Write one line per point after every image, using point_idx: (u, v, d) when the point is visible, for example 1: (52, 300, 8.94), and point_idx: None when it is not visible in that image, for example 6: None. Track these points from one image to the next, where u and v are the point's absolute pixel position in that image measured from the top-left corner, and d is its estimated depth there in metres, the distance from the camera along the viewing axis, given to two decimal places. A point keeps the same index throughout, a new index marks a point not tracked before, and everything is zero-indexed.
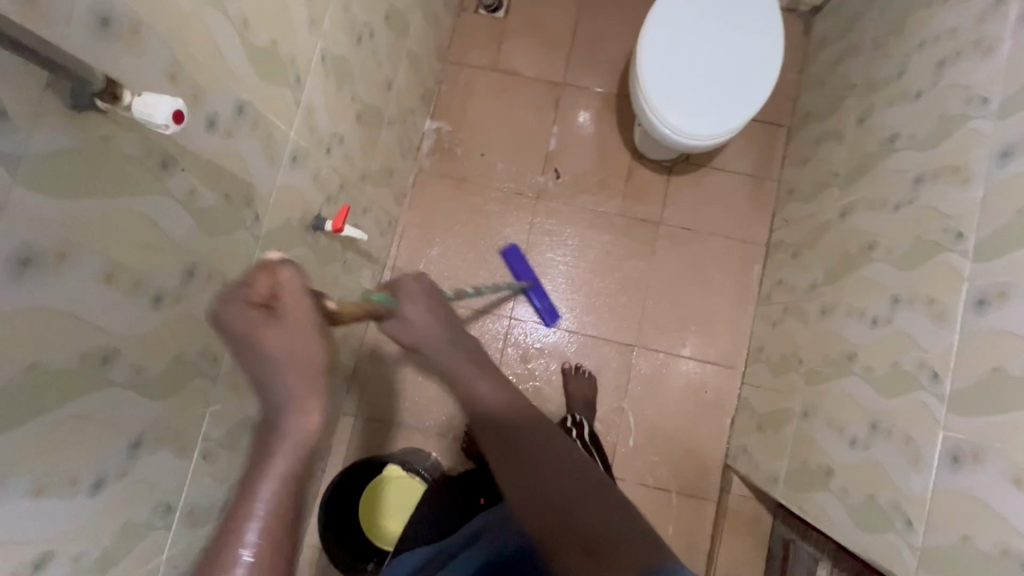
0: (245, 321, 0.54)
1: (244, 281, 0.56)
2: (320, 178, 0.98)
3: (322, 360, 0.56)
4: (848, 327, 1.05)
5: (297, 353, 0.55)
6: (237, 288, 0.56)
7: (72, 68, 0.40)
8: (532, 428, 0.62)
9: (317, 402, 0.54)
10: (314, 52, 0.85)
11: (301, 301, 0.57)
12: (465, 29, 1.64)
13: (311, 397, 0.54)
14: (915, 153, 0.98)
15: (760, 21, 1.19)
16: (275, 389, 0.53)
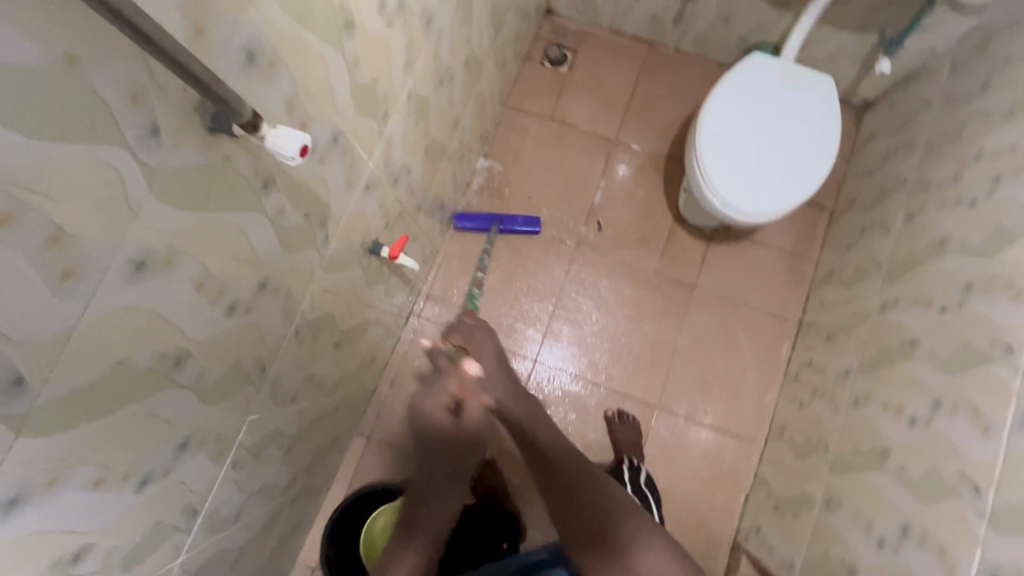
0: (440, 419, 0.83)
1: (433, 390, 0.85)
2: (384, 206, 1.02)
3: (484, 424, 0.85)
4: (882, 422, 1.04)
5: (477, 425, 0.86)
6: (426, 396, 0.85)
7: (231, 101, 0.44)
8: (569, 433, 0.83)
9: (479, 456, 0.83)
10: (403, 91, 0.90)
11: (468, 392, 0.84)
12: (528, 78, 1.71)
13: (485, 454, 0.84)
14: (965, 260, 0.99)
15: (820, 111, 1.23)
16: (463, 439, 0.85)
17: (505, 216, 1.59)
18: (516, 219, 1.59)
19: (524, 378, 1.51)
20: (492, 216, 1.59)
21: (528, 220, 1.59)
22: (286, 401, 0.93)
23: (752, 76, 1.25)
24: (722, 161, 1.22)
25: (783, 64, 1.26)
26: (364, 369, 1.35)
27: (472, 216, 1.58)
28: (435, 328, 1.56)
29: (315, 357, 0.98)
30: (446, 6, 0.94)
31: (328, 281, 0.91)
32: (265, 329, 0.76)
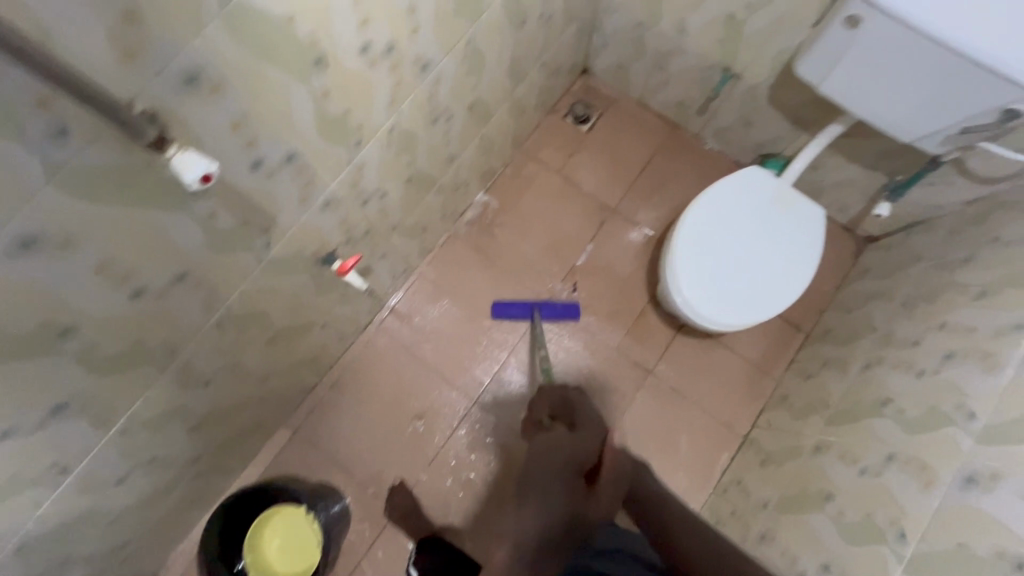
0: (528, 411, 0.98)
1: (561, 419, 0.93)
2: (347, 222, 1.05)
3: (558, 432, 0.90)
4: (777, 568, 1.01)
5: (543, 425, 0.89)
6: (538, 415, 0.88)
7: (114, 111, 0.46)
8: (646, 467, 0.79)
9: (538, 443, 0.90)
10: (383, 125, 0.93)
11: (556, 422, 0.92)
12: (547, 128, 1.75)
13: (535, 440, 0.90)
14: (898, 428, 0.97)
15: (802, 238, 1.22)
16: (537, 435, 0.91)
17: (545, 304, 1.57)
18: (555, 309, 1.56)
19: (460, 416, 1.54)
20: (530, 307, 1.57)
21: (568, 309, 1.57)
22: (196, 384, 0.95)
23: (743, 187, 1.25)
24: (694, 260, 1.22)
25: (778, 183, 1.25)
26: (304, 366, 1.38)
27: (509, 311, 1.56)
28: (390, 343, 1.58)
29: (240, 349, 1.01)
30: (450, 55, 0.97)
31: (266, 283, 0.93)
32: (178, 317, 0.78)
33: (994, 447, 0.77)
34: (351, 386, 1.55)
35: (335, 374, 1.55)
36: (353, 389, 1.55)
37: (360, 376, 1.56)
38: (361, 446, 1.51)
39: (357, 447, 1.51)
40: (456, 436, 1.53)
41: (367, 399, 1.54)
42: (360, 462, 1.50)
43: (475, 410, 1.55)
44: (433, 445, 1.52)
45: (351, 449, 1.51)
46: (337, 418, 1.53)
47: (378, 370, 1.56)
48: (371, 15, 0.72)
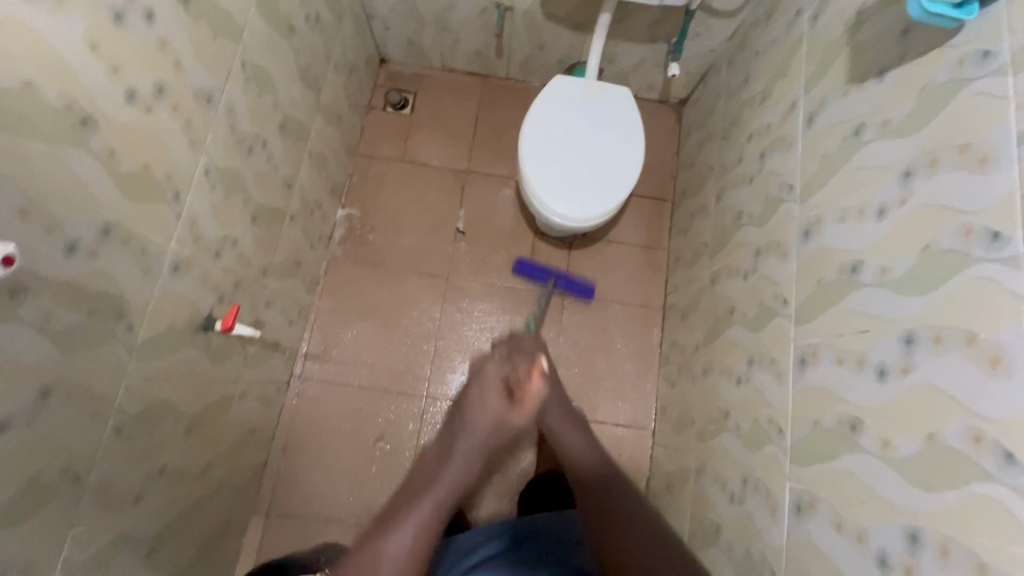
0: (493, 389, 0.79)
1: (511, 362, 0.82)
2: (208, 280, 1.02)
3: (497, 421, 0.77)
4: (722, 385, 1.15)
5: (494, 422, 0.77)
6: (503, 363, 0.82)
7: None
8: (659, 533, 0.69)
9: (490, 411, 0.77)
10: (196, 168, 0.91)
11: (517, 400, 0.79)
12: (372, 126, 1.77)
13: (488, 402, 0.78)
14: (755, 228, 1.13)
15: (622, 118, 1.36)
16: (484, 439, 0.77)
17: (563, 274, 1.63)
18: (574, 282, 1.63)
19: (419, 417, 1.54)
20: (553, 272, 1.63)
21: (584, 287, 1.63)
22: (128, 502, 0.89)
23: (557, 97, 1.36)
24: (545, 176, 1.31)
25: (582, 82, 1.38)
26: (241, 446, 1.31)
27: (531, 271, 1.63)
28: (320, 386, 1.54)
29: (159, 450, 0.95)
30: (231, 81, 0.96)
31: (151, 370, 0.89)
32: (67, 436, 0.73)
33: (810, 201, 0.93)
34: (303, 445, 1.50)
35: (282, 441, 1.50)
36: (305, 447, 1.50)
37: (306, 431, 1.51)
38: (341, 492, 1.48)
39: (336, 495, 1.48)
40: (423, 436, 1.53)
41: (323, 446, 1.51)
42: (345, 507, 1.47)
43: (430, 405, 1.56)
44: (406, 456, 1.51)
45: (331, 500, 1.47)
46: (304, 481, 1.48)
47: (321, 417, 1.52)
48: (120, 62, 0.71)
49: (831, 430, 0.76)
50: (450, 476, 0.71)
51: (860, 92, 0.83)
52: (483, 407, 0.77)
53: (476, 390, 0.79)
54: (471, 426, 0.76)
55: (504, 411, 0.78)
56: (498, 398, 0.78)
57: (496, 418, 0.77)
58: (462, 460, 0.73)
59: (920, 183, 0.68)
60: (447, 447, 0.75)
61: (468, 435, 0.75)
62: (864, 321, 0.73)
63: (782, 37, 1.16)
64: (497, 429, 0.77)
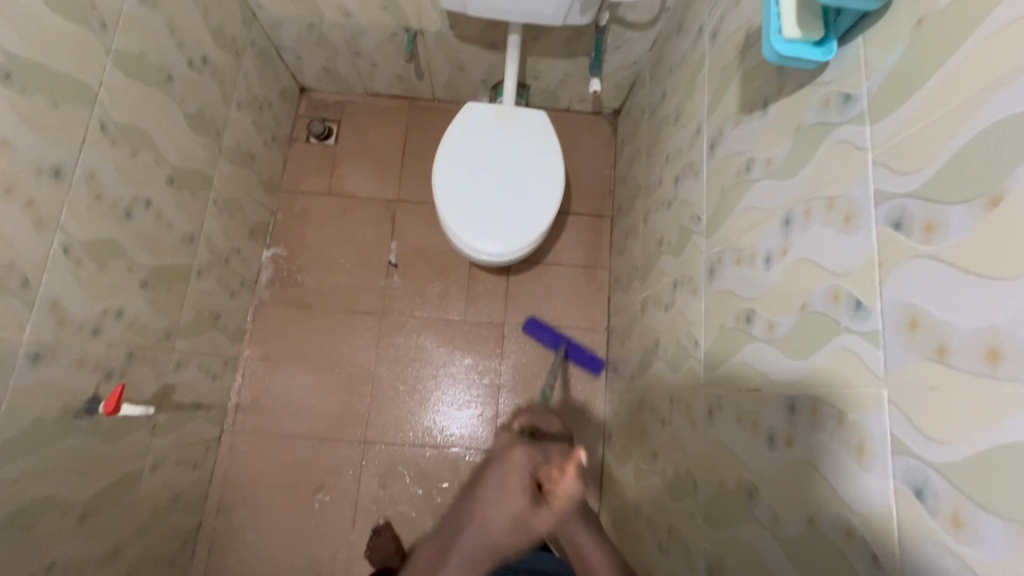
0: (510, 485, 0.51)
1: (540, 453, 0.52)
2: (87, 360, 0.95)
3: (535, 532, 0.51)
4: (651, 422, 1.10)
5: (516, 529, 0.50)
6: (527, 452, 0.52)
7: None
8: None
9: (515, 498, 0.50)
10: (49, 248, 0.84)
11: (569, 497, 0.51)
12: (296, 160, 1.70)
13: (511, 492, 0.50)
14: (672, 257, 1.08)
15: (541, 143, 1.30)
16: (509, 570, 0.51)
17: (574, 345, 1.55)
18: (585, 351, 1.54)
19: (358, 461, 1.49)
20: (565, 339, 1.55)
21: (594, 360, 1.54)
22: None
23: (471, 126, 1.30)
24: (462, 210, 1.25)
25: (496, 109, 1.32)
26: (163, 515, 1.25)
27: (543, 332, 1.56)
28: (252, 438, 1.48)
29: (39, 551, 0.89)
30: (88, 148, 0.89)
31: (17, 470, 0.82)
32: None
33: (714, 235, 0.88)
34: (237, 503, 1.44)
35: (215, 501, 1.44)
36: (240, 504, 1.44)
37: (239, 487, 1.45)
38: (278, 549, 1.42)
39: (272, 552, 1.42)
40: (364, 481, 1.47)
41: (259, 501, 1.45)
42: (285, 565, 1.41)
43: (370, 448, 1.50)
44: (346, 504, 1.46)
45: (269, 559, 1.41)
46: (241, 540, 1.42)
47: (256, 472, 1.46)
48: None
49: (734, 496, 0.71)
50: None
51: (749, 124, 0.78)
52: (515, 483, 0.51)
53: (488, 486, 0.51)
54: (478, 537, 0.50)
55: (529, 511, 0.50)
56: (521, 497, 0.50)
57: (517, 519, 0.50)
58: (470, 561, 0.49)
59: (797, 233, 0.63)
60: (440, 566, 0.50)
61: (476, 543, 0.50)
62: (756, 378, 0.68)
63: (689, 54, 1.11)
64: (515, 542, 0.50)
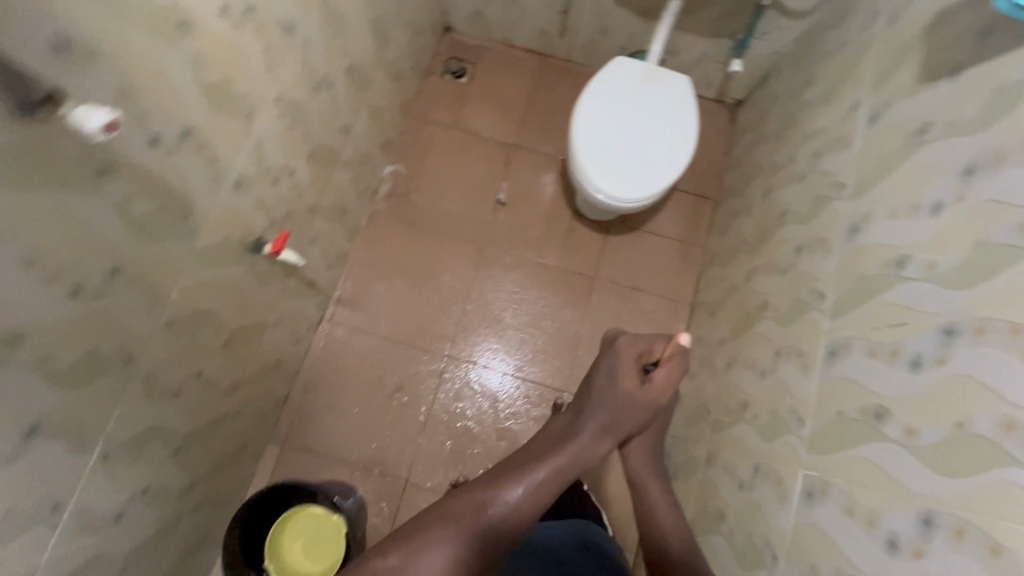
0: (626, 364, 0.82)
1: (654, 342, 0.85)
2: (264, 204, 1.06)
3: (647, 401, 0.81)
4: (745, 379, 1.15)
5: (632, 398, 0.80)
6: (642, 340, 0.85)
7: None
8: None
9: (630, 378, 0.81)
10: (268, 92, 0.96)
11: (666, 382, 0.82)
12: (430, 90, 1.81)
13: (630, 378, 0.81)
14: (798, 227, 1.13)
15: (679, 105, 1.37)
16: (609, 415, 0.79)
17: None
18: None
19: (438, 375, 1.57)
20: None
21: None
22: (166, 396, 0.95)
23: (617, 77, 1.38)
24: (595, 154, 1.33)
25: (643, 66, 1.39)
26: (268, 373, 1.37)
27: None
28: (347, 331, 1.59)
29: (197, 354, 1.01)
30: (310, 16, 1.01)
31: (205, 275, 0.95)
32: (123, 317, 0.78)
33: (862, 198, 0.92)
34: (323, 386, 1.55)
35: (304, 379, 1.55)
36: (325, 387, 1.55)
37: (327, 372, 1.56)
38: (353, 434, 1.53)
39: (346, 436, 1.52)
40: (439, 393, 1.57)
41: (342, 387, 1.56)
42: (355, 449, 1.52)
43: (450, 364, 1.59)
44: (421, 410, 1.55)
45: (343, 442, 1.52)
46: (320, 418, 1.53)
47: (345, 361, 1.57)
48: None
49: (854, 420, 0.76)
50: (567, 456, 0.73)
51: (931, 91, 0.83)
52: (591, 438, 0.76)
53: (606, 364, 0.83)
54: (602, 403, 0.79)
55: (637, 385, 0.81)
56: (631, 375, 0.81)
57: (629, 391, 0.80)
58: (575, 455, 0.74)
59: (981, 179, 0.68)
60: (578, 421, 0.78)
61: (601, 407, 0.79)
62: (903, 313, 0.73)
63: (851, 40, 1.16)
64: (626, 408, 0.79)
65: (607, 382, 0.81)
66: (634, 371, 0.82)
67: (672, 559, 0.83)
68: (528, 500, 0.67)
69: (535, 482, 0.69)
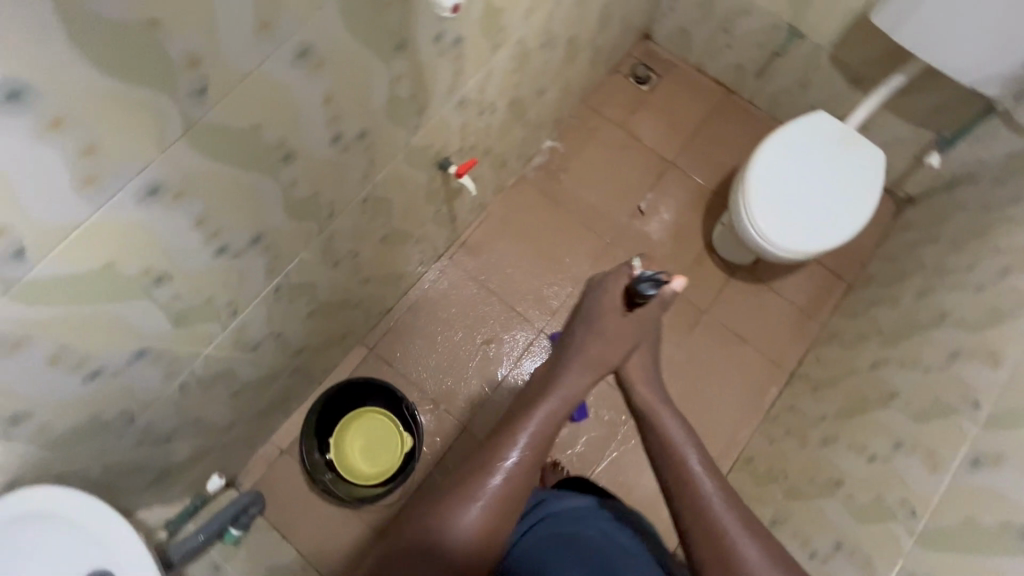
0: (603, 304, 0.88)
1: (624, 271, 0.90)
2: (465, 129, 1.15)
3: (625, 336, 0.88)
4: (846, 459, 1.12)
5: (608, 339, 0.87)
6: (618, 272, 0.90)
7: None
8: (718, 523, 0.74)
9: (608, 316, 0.87)
10: (516, 32, 1.04)
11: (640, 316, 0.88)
12: (611, 85, 1.86)
13: (608, 316, 0.87)
14: (961, 333, 1.09)
15: (864, 177, 1.35)
16: (587, 352, 0.86)
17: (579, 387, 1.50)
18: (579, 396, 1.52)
19: (526, 344, 1.62)
20: None
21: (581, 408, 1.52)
22: (332, 261, 1.05)
23: (812, 129, 1.38)
24: (765, 193, 1.34)
25: (842, 127, 1.38)
26: (390, 282, 1.47)
27: None
28: (460, 273, 1.67)
29: (365, 236, 1.11)
30: None
31: (404, 170, 1.04)
32: (347, 176, 0.88)
33: None
34: (422, 312, 1.63)
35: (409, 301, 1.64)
36: (424, 314, 1.63)
37: (429, 302, 1.64)
38: (433, 367, 1.60)
39: (426, 365, 1.60)
40: (521, 359, 1.61)
41: (438, 321, 1.63)
42: (430, 380, 1.59)
43: (540, 338, 1.64)
44: (499, 368, 1.60)
45: (421, 369, 1.59)
46: (410, 340, 1.60)
47: (449, 298, 1.65)
48: None
49: (990, 529, 0.78)
50: (553, 399, 0.82)
51: None
52: (575, 377, 0.85)
53: (586, 305, 0.90)
54: (579, 347, 0.87)
55: (617, 318, 0.87)
56: (613, 314, 0.88)
57: (610, 330, 0.87)
58: (561, 400, 0.83)
59: None
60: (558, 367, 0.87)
61: (579, 348, 0.87)
62: None
63: None
64: (603, 347, 0.86)
65: (582, 321, 0.89)
66: (617, 300, 0.88)
67: (685, 470, 0.78)
68: (533, 446, 0.78)
69: (534, 429, 0.79)
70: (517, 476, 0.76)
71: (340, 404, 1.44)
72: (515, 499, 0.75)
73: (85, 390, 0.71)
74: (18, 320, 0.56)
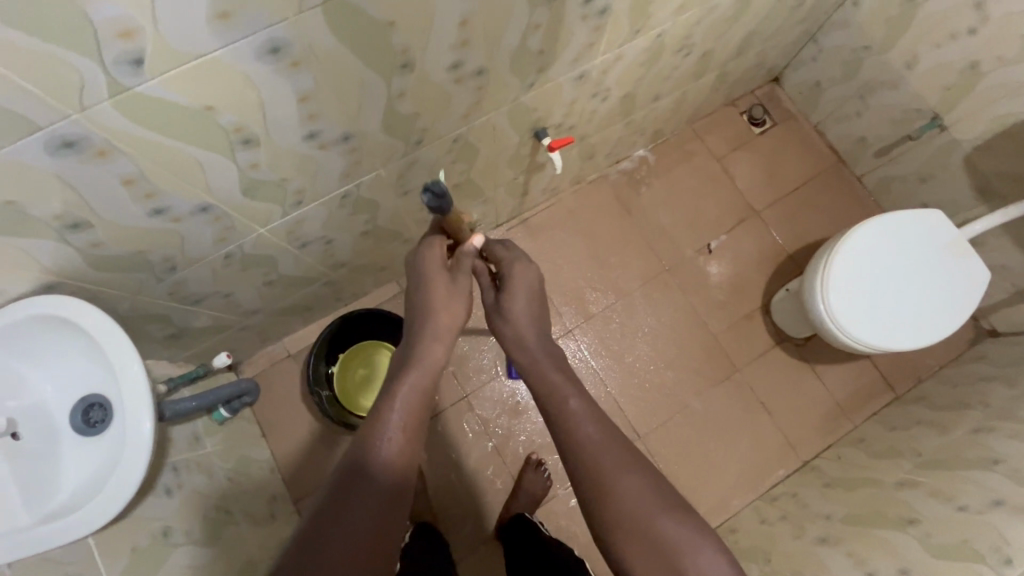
0: (430, 264, 0.79)
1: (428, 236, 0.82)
2: (573, 107, 1.12)
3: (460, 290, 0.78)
4: (839, 564, 1.06)
5: (445, 298, 0.77)
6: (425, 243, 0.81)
7: None
8: (605, 467, 0.68)
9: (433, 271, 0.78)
10: (659, 24, 1.00)
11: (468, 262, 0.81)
12: (723, 116, 1.79)
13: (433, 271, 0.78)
14: (1010, 483, 1.00)
15: (959, 293, 1.26)
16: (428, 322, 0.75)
17: None
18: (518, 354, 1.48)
19: None
20: None
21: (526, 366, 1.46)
22: (403, 190, 1.04)
23: (925, 225, 1.28)
24: (850, 270, 1.26)
25: (956, 234, 1.28)
26: None
27: None
28: None
29: (441, 178, 1.09)
30: None
31: (501, 125, 1.02)
32: (449, 108, 0.86)
33: None
34: None
35: None
36: None
37: None
38: None
39: None
40: None
41: None
42: None
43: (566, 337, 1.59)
44: None
45: None
46: None
47: None
48: None
49: None
50: (418, 368, 0.72)
51: None
52: (438, 348, 0.74)
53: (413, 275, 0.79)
54: (427, 312, 0.76)
55: (440, 272, 0.78)
56: (438, 270, 0.78)
57: (441, 289, 0.77)
58: (424, 367, 0.72)
59: None
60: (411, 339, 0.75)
61: (423, 310, 0.76)
62: None
63: None
64: (446, 299, 0.77)
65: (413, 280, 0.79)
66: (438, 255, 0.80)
67: (573, 421, 0.72)
68: (412, 405, 0.70)
69: (410, 395, 0.70)
70: (410, 432, 0.69)
71: (355, 331, 1.44)
72: (411, 461, 0.68)
73: (145, 223, 0.73)
74: (111, 130, 0.56)
